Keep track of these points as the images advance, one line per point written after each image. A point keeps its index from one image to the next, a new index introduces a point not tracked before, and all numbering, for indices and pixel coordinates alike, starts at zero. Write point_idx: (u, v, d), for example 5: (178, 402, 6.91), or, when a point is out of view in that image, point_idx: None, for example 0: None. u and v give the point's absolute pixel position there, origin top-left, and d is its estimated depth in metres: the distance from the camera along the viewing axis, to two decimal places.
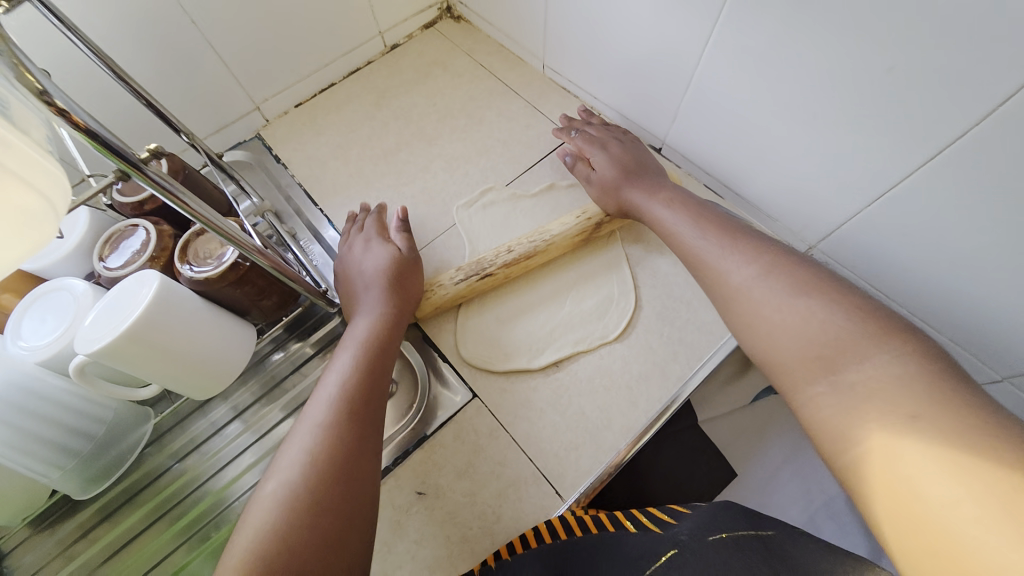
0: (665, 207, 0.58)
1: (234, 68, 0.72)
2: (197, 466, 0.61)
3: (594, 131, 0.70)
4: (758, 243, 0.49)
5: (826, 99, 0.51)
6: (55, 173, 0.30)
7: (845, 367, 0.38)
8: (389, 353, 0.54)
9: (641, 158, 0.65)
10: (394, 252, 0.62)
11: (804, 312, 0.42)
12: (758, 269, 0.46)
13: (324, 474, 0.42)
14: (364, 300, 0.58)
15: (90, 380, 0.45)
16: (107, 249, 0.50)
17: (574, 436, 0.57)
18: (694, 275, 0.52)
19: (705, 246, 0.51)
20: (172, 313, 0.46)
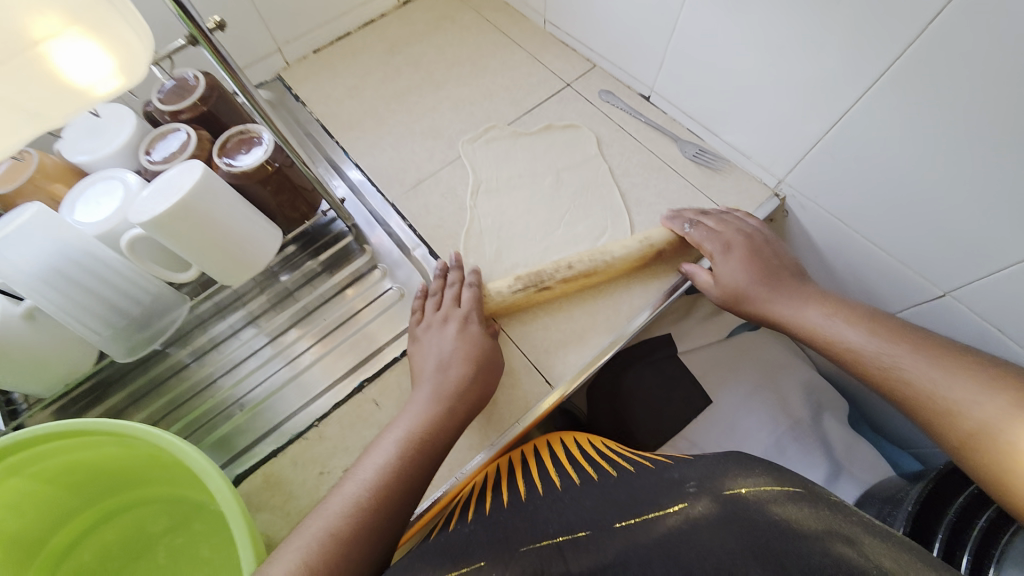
0: (837, 325, 0.53)
1: (260, 8, 0.77)
2: (214, 363, 0.67)
3: (711, 223, 0.66)
4: (985, 374, 0.45)
5: (791, 39, 0.58)
6: (136, 21, 0.35)
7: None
8: (434, 458, 0.51)
9: (781, 265, 0.61)
10: (479, 346, 0.58)
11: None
12: (1002, 408, 0.42)
13: None
14: (428, 381, 0.55)
15: (138, 256, 0.52)
16: (151, 146, 0.57)
17: (564, 337, 0.64)
18: (901, 406, 0.48)
19: (914, 375, 0.47)
20: (211, 202, 0.51)
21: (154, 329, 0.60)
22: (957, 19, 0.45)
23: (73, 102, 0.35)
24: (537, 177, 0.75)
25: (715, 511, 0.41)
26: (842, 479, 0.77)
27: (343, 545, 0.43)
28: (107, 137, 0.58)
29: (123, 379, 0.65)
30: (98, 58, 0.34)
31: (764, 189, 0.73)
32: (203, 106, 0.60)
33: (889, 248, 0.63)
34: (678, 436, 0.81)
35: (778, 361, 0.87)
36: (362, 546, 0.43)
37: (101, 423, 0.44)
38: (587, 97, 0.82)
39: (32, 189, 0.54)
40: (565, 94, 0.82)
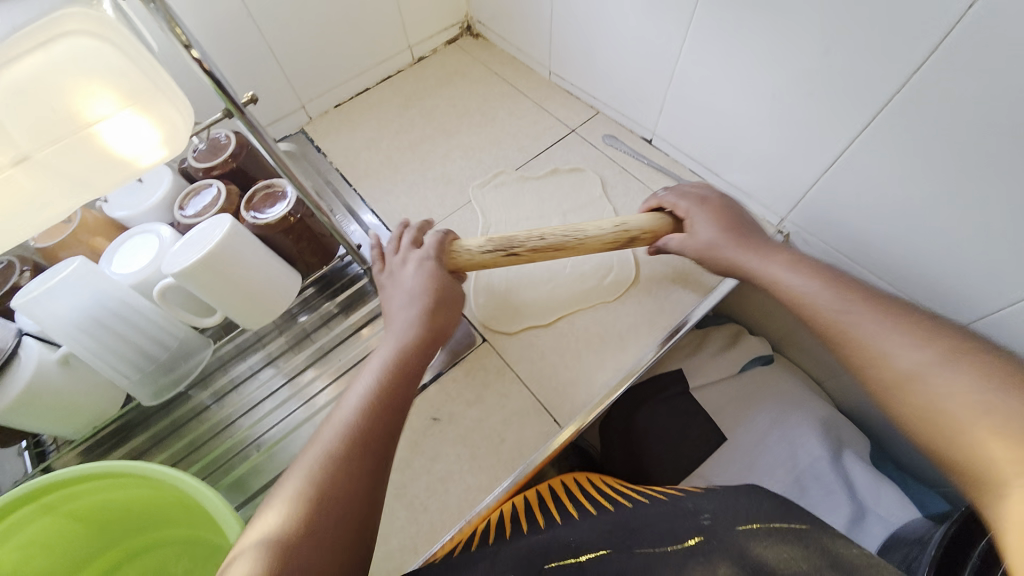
0: (798, 274, 0.53)
1: (287, 71, 0.84)
2: (234, 404, 0.70)
3: (690, 188, 0.70)
4: (921, 320, 0.44)
5: (786, 84, 0.61)
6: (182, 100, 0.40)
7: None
8: (410, 386, 0.52)
9: (747, 222, 0.63)
10: (438, 279, 0.60)
11: (1001, 409, 0.36)
12: (933, 354, 0.41)
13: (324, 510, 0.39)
14: (395, 320, 0.57)
15: (168, 303, 0.55)
16: (185, 202, 0.62)
17: (573, 375, 0.64)
18: (844, 360, 0.47)
19: (857, 323, 0.46)
20: (238, 253, 0.56)
21: (177, 374, 0.62)
22: (942, 64, 0.47)
23: (120, 171, 0.39)
24: (544, 219, 0.78)
25: (733, 544, 0.42)
26: (868, 522, 0.74)
27: (343, 461, 0.43)
28: (146, 194, 0.63)
29: (147, 420, 0.67)
30: (146, 135, 0.38)
31: (768, 226, 0.74)
32: (233, 163, 0.65)
33: (895, 283, 0.63)
34: (694, 475, 0.80)
35: (793, 395, 0.85)
36: (361, 463, 0.43)
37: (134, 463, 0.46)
38: (591, 142, 0.86)
39: (74, 242, 0.59)
40: (570, 140, 0.86)
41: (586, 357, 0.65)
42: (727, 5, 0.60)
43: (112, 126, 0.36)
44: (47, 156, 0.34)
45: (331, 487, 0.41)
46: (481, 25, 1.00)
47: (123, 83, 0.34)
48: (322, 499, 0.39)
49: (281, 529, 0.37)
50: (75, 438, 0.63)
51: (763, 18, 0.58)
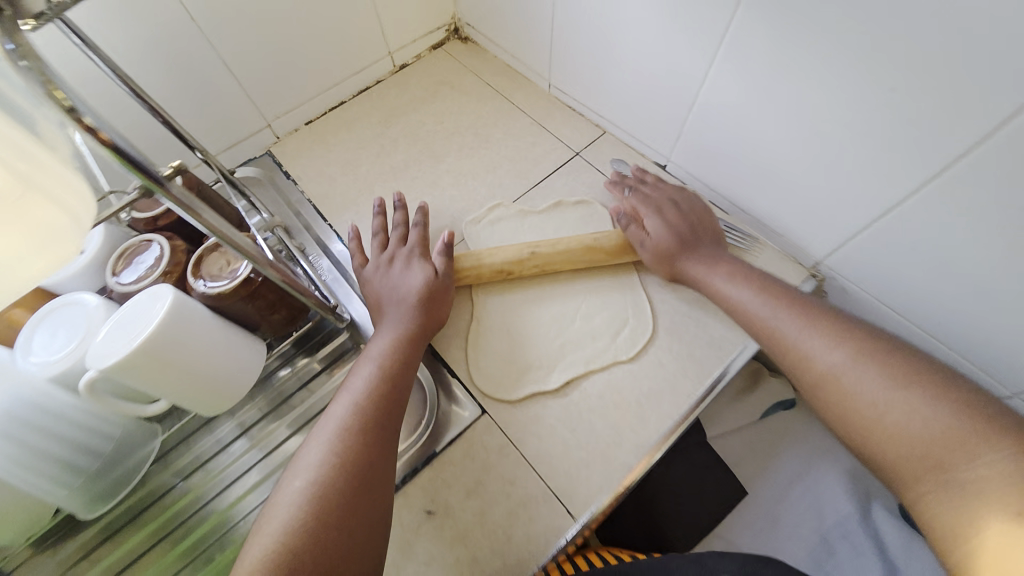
0: (736, 284, 0.57)
1: (247, 87, 0.72)
2: (203, 484, 0.59)
3: (649, 189, 0.68)
4: (839, 325, 0.49)
5: (835, 120, 0.51)
6: (80, 188, 0.30)
7: (958, 466, 0.38)
8: (409, 375, 0.54)
9: (702, 227, 0.63)
10: (427, 273, 0.61)
11: (903, 405, 0.42)
12: (846, 354, 0.47)
13: (337, 494, 0.43)
14: (388, 313, 0.58)
15: (99, 397, 0.46)
16: (120, 264, 0.51)
17: (587, 455, 0.55)
18: (779, 360, 0.52)
19: (786, 328, 0.52)
20: (183, 333, 0.46)
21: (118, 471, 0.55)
22: None
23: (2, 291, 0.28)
24: None
25: None
26: None
27: (348, 450, 0.46)
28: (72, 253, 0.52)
29: None
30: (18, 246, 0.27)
31: (799, 269, 0.66)
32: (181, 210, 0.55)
33: (949, 340, 0.56)
34: (713, 536, 0.73)
35: (819, 443, 0.78)
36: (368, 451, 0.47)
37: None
38: (598, 167, 0.76)
39: None
40: (574, 165, 0.76)
41: (601, 432, 0.56)
42: (771, 23, 0.50)
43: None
44: None
45: (344, 473, 0.45)
46: (471, 28, 0.88)
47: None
48: (336, 485, 0.44)
49: (295, 512, 0.42)
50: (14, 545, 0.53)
51: (816, 43, 0.48)
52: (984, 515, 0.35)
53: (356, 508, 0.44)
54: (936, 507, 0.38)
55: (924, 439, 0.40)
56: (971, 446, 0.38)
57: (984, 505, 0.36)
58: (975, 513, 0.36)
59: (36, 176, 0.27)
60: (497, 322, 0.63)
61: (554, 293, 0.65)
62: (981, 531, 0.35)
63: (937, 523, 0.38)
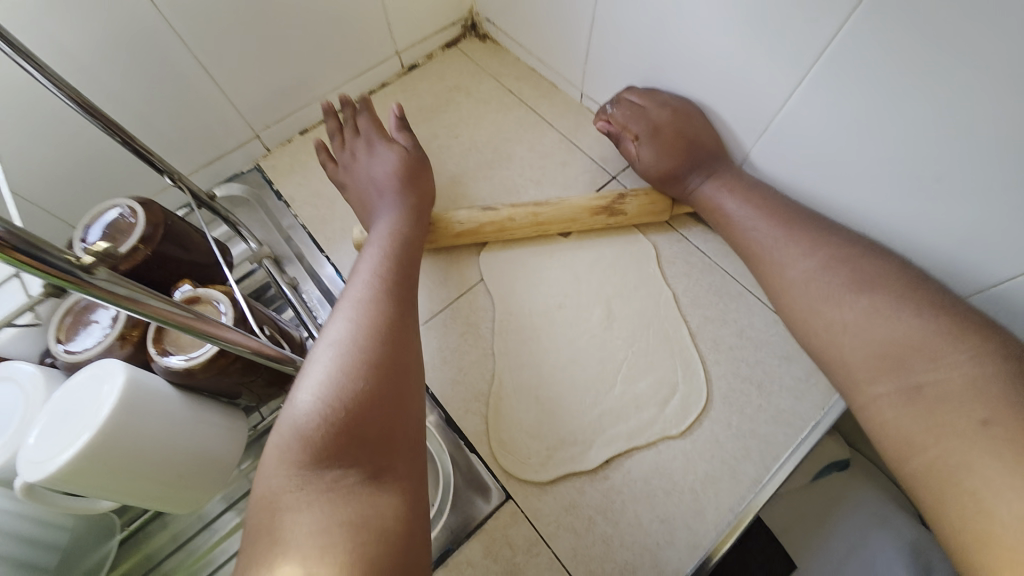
0: (718, 195, 0.56)
1: (231, 95, 0.62)
2: (178, 572, 0.49)
3: (637, 96, 0.61)
4: (818, 231, 0.49)
5: (957, 172, 0.41)
6: None
7: (918, 371, 0.40)
8: (413, 253, 0.53)
9: (698, 136, 0.57)
10: (401, 151, 0.60)
11: (870, 307, 0.44)
12: (817, 263, 0.48)
13: (373, 344, 0.42)
14: (379, 205, 0.57)
15: (40, 498, 0.37)
16: (66, 328, 0.41)
17: (633, 558, 0.46)
18: (754, 270, 0.53)
19: (761, 235, 0.52)
20: (140, 425, 0.37)
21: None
22: None
23: None
24: (583, 307, 0.58)
25: None
26: None
27: (372, 311, 0.45)
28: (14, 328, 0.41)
29: None
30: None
31: None
32: (145, 253, 0.44)
33: None
34: None
35: (878, 512, 0.68)
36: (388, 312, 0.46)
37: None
38: None
39: None
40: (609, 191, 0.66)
41: (648, 528, 0.47)
42: (889, 46, 0.39)
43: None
44: None
45: (374, 328, 0.44)
46: (490, 24, 0.77)
47: None
48: (372, 337, 0.43)
49: (343, 361, 0.41)
50: None
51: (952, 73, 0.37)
52: (947, 420, 0.37)
53: (394, 358, 0.43)
54: (889, 415, 0.40)
55: (891, 340, 0.42)
56: (938, 341, 0.39)
57: (946, 405, 0.37)
58: (938, 415, 0.37)
59: None
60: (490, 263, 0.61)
61: (592, 334, 0.56)
62: (936, 427, 0.37)
63: (894, 424, 0.39)
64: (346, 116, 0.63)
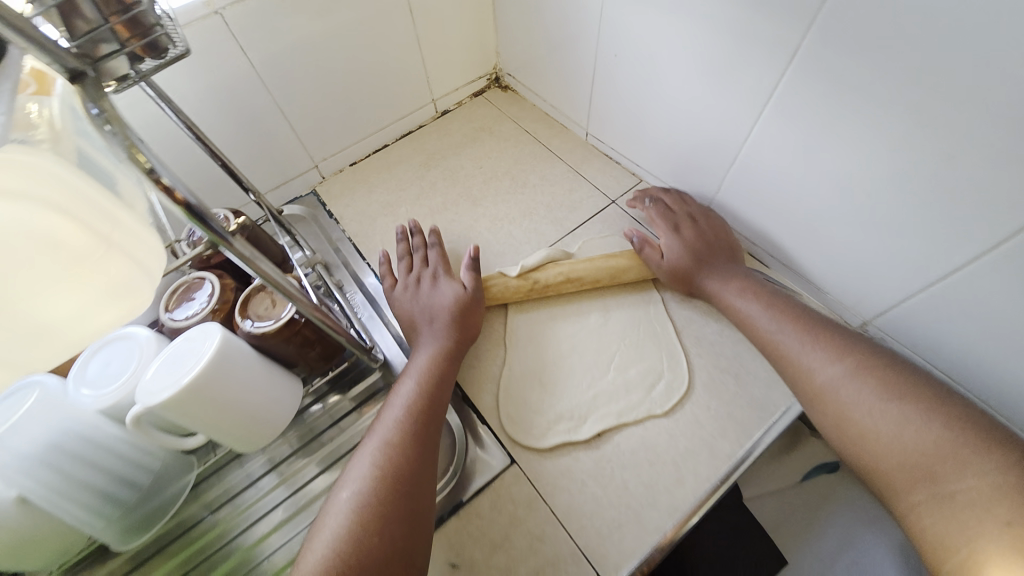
0: (747, 301, 0.59)
1: (300, 133, 0.77)
2: (230, 519, 0.58)
3: (669, 202, 0.70)
4: (842, 343, 0.51)
5: (884, 189, 0.50)
6: (152, 242, 0.31)
7: (947, 478, 0.40)
8: (446, 387, 0.57)
9: (719, 245, 0.65)
10: (459, 289, 0.64)
11: (898, 418, 0.44)
12: (843, 371, 0.49)
13: (388, 493, 0.46)
14: (424, 331, 0.62)
15: (144, 431, 0.47)
16: (173, 300, 0.53)
17: (619, 517, 0.53)
18: (779, 371, 0.55)
19: (789, 343, 0.54)
20: (228, 371, 0.47)
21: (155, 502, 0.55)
22: None
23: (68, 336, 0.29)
24: (582, 307, 0.68)
25: None
26: None
27: (396, 453, 0.49)
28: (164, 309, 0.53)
29: None
30: (85, 299, 0.28)
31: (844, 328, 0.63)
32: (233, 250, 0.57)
33: (1012, 415, 0.51)
34: None
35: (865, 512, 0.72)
36: (412, 454, 0.50)
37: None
38: (634, 215, 0.76)
39: None
40: (609, 213, 0.77)
41: (633, 493, 0.54)
42: (820, 87, 0.49)
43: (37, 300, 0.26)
44: None
45: (395, 475, 0.48)
46: (511, 77, 0.92)
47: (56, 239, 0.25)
48: (391, 485, 0.47)
49: (362, 511, 0.45)
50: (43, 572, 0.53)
51: (865, 109, 0.47)
52: (976, 519, 0.37)
53: (407, 505, 0.46)
54: (925, 519, 0.40)
55: (918, 448, 0.42)
56: (959, 456, 0.40)
57: (969, 510, 0.38)
58: (963, 519, 0.38)
59: (112, 235, 0.27)
60: (518, 338, 0.66)
61: (590, 330, 0.66)
62: (964, 530, 0.37)
63: (927, 527, 0.40)
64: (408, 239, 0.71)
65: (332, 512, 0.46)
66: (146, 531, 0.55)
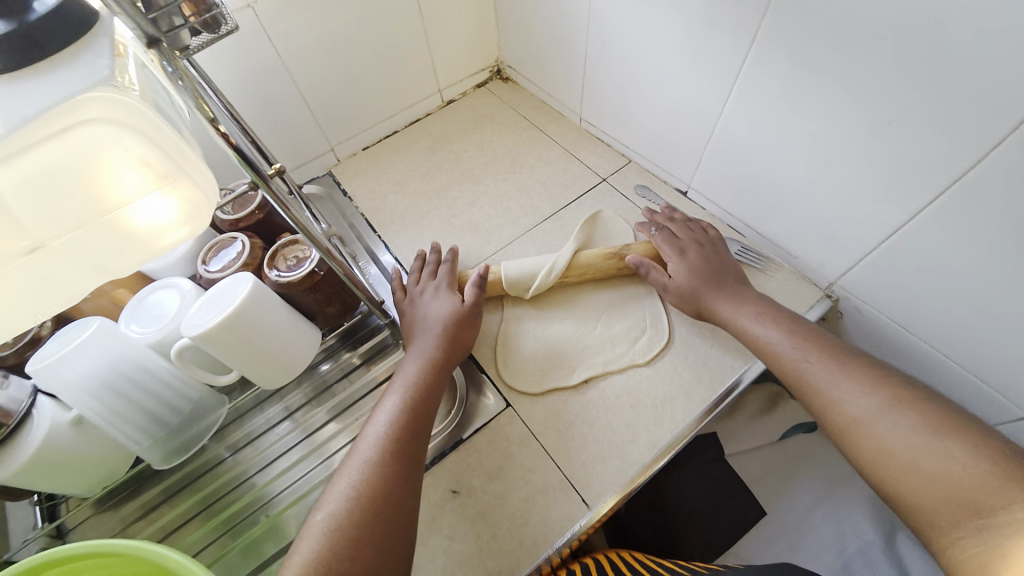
0: (760, 323, 0.56)
1: (318, 118, 0.84)
2: (250, 458, 0.64)
3: (676, 228, 0.70)
4: (869, 368, 0.47)
5: (838, 154, 0.56)
6: (210, 182, 0.37)
7: (995, 510, 0.34)
8: (431, 405, 0.54)
9: (725, 270, 0.63)
10: (457, 304, 0.64)
11: (940, 450, 0.39)
12: (878, 401, 0.44)
13: (361, 519, 0.43)
14: (415, 347, 0.60)
15: (185, 364, 0.54)
16: (209, 255, 0.61)
17: (603, 452, 0.59)
18: (803, 401, 0.49)
19: (812, 369, 0.49)
20: (259, 311, 0.54)
21: (193, 431, 0.62)
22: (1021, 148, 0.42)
23: (141, 248, 0.36)
24: None
25: None
26: None
27: (374, 475, 0.46)
28: (203, 262, 0.60)
29: (164, 471, 0.64)
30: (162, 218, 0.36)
31: (814, 289, 0.69)
32: (260, 214, 0.64)
33: (962, 361, 0.56)
34: (730, 554, 0.73)
35: (840, 468, 0.77)
36: (391, 475, 0.47)
37: (127, 541, 0.42)
38: (623, 192, 0.82)
39: (98, 294, 0.58)
40: (600, 190, 0.83)
41: (616, 433, 0.60)
42: (779, 65, 0.55)
43: (122, 216, 0.33)
44: (61, 244, 0.32)
45: (371, 498, 0.45)
46: (511, 69, 0.99)
47: (152, 161, 0.32)
48: (364, 509, 0.44)
49: (330, 536, 0.42)
50: (89, 495, 0.60)
51: (815, 84, 0.53)
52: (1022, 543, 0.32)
53: (379, 530, 0.43)
54: (967, 550, 0.34)
55: (959, 484, 0.37)
56: (1009, 490, 0.35)
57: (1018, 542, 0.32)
58: (1011, 550, 0.32)
59: (185, 168, 0.34)
60: (520, 319, 0.70)
61: (580, 294, 0.71)
62: (1005, 557, 0.32)
63: (972, 559, 0.34)
64: (421, 254, 0.74)
65: (304, 538, 0.43)
66: (185, 453, 0.62)
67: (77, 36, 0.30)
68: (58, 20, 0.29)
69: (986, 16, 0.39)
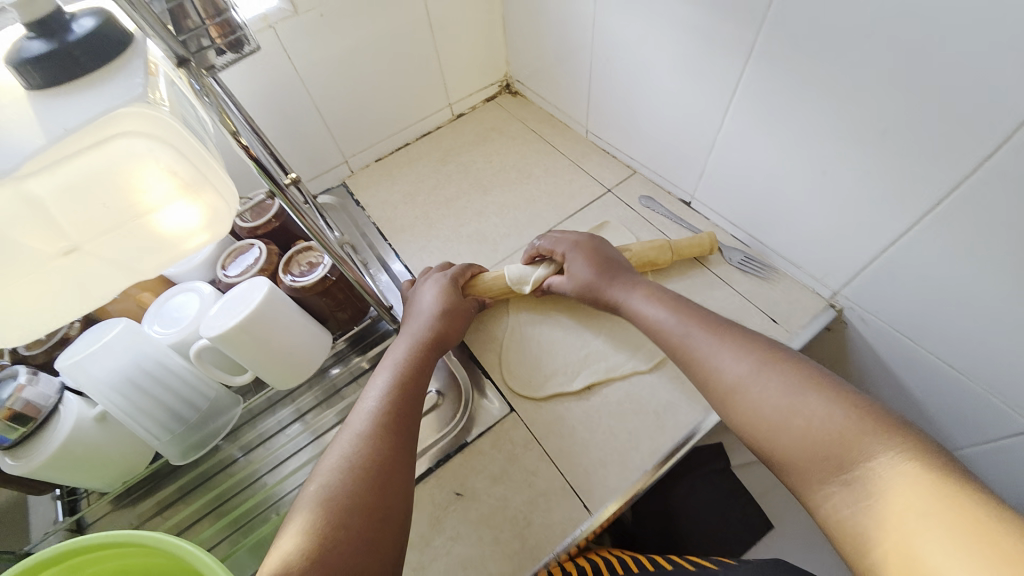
0: (648, 305, 0.59)
1: (333, 131, 0.88)
2: (262, 458, 0.67)
3: (555, 234, 0.73)
4: (745, 338, 0.50)
5: (836, 165, 0.57)
6: (228, 190, 0.40)
7: (854, 463, 0.38)
8: (421, 380, 0.56)
9: (614, 259, 0.67)
10: (450, 293, 0.66)
11: (805, 408, 0.42)
12: (750, 366, 0.47)
13: (360, 482, 0.44)
14: (405, 328, 0.63)
15: (203, 364, 0.56)
16: (228, 260, 0.64)
17: (606, 457, 0.59)
18: (687, 372, 0.52)
19: (696, 341, 0.52)
20: (274, 314, 0.56)
21: (208, 428, 0.64)
22: (1013, 159, 0.42)
23: (166, 250, 0.39)
24: None
25: None
26: None
27: (370, 443, 0.48)
28: (223, 267, 0.63)
29: (179, 470, 0.66)
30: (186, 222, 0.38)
31: (818, 299, 0.69)
32: (276, 223, 0.67)
33: (967, 371, 0.56)
34: None
35: None
36: (387, 443, 0.48)
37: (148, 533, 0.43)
38: (628, 202, 0.84)
39: (123, 297, 0.61)
40: (606, 200, 0.85)
41: (618, 438, 0.61)
42: (776, 78, 0.57)
43: (151, 219, 0.36)
44: (95, 246, 0.35)
45: (368, 463, 0.46)
46: (520, 84, 1.02)
47: (183, 169, 0.35)
48: (363, 473, 0.45)
49: (331, 497, 0.43)
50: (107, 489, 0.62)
51: (812, 96, 0.55)
52: (896, 502, 0.34)
53: (379, 494, 0.44)
54: (839, 507, 0.37)
55: (825, 439, 0.40)
56: (862, 439, 0.38)
57: (883, 496, 0.35)
58: (877, 509, 0.35)
59: (211, 178, 0.38)
60: (523, 325, 0.72)
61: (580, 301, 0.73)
62: (882, 516, 0.35)
63: (844, 519, 0.37)
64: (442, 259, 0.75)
65: (301, 504, 0.43)
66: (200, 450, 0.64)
67: (113, 57, 0.33)
68: (98, 41, 0.32)
69: (973, 31, 0.40)
